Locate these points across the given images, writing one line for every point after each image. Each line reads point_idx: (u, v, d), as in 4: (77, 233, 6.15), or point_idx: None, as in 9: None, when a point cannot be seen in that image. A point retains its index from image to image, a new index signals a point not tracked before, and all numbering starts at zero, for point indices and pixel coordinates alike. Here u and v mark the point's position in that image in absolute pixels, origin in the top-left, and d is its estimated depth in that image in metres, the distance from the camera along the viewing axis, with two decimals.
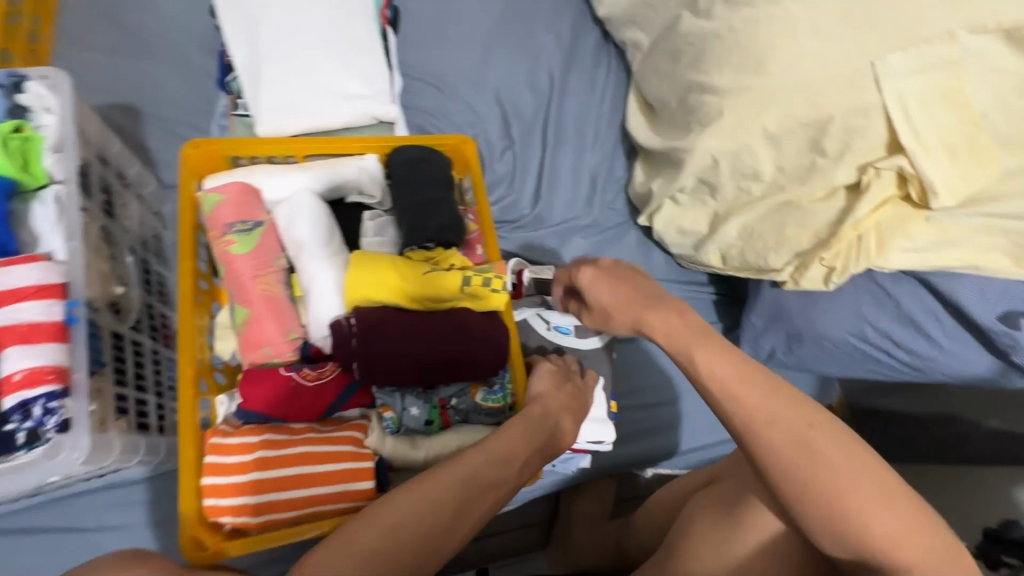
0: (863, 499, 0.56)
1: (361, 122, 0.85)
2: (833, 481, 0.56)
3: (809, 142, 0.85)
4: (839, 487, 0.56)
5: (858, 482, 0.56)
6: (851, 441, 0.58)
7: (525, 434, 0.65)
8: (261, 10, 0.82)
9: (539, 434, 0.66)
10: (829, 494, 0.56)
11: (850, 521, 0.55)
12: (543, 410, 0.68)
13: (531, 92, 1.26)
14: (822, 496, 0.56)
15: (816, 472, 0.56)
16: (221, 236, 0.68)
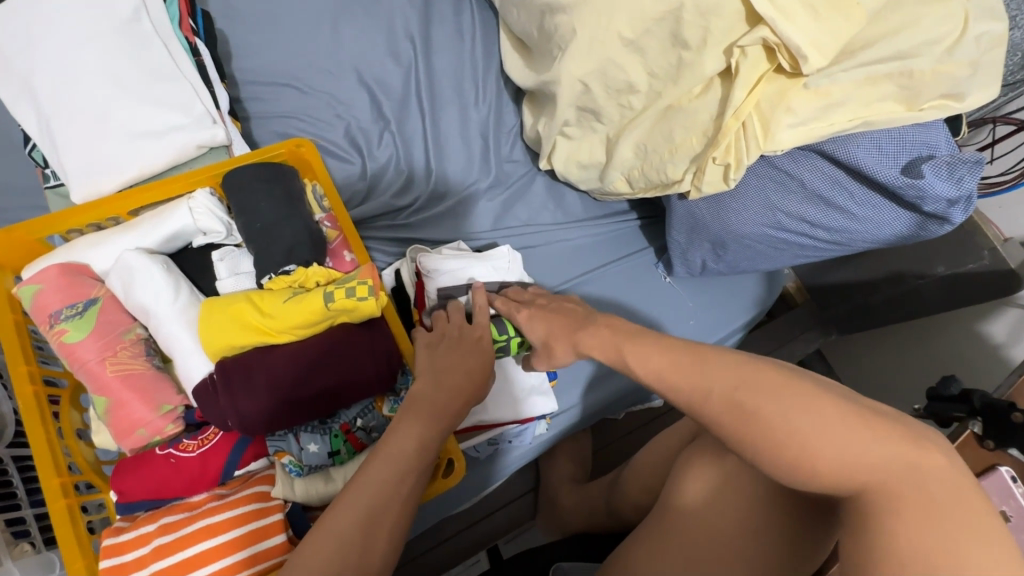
0: (795, 416, 0.48)
1: (189, 154, 0.77)
2: (770, 414, 0.49)
3: (670, 37, 0.77)
4: (773, 415, 0.49)
5: (794, 401, 0.49)
6: (765, 366, 0.53)
7: (413, 427, 0.59)
8: (33, 65, 0.73)
9: (428, 421, 0.60)
10: (776, 428, 0.48)
11: (801, 447, 0.47)
12: (422, 394, 0.62)
13: (394, 60, 1.16)
14: (770, 431, 0.48)
15: (748, 407, 0.50)
16: (52, 327, 0.62)
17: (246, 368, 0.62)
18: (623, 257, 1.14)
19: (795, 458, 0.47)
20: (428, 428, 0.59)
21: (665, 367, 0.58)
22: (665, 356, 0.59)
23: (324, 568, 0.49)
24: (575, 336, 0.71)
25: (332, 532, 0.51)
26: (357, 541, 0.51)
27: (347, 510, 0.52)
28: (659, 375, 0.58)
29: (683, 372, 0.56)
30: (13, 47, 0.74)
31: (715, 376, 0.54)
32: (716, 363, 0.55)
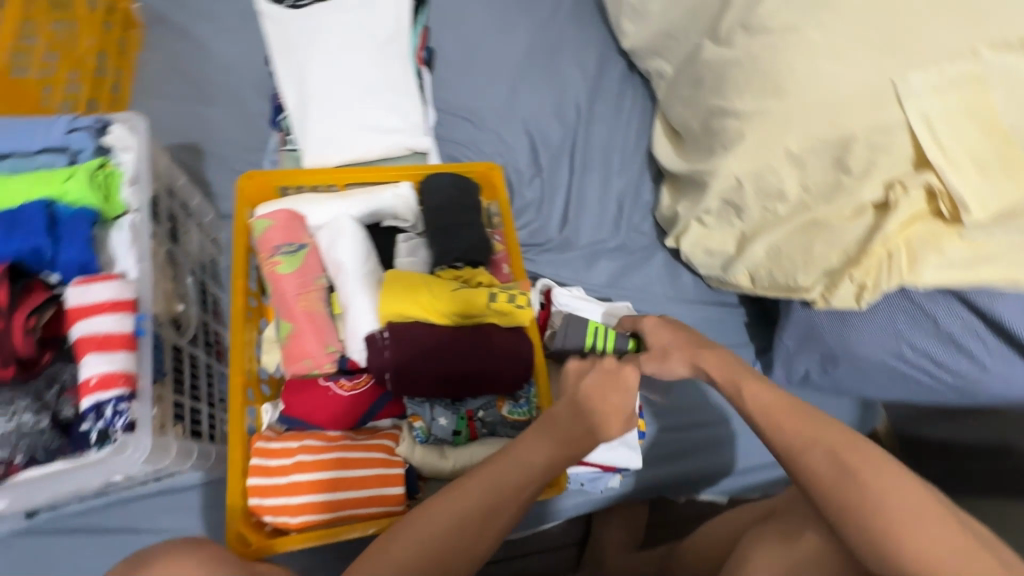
0: (890, 497, 0.54)
1: (397, 153, 0.93)
2: (857, 482, 0.56)
3: (833, 161, 0.85)
4: (862, 486, 0.56)
5: (886, 480, 0.56)
6: (872, 447, 0.59)
7: (543, 440, 0.63)
8: (309, 57, 0.92)
9: (558, 439, 0.63)
10: (851, 484, 0.57)
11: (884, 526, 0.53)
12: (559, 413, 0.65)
13: (558, 120, 1.32)
14: (848, 487, 0.57)
15: (833, 470, 0.58)
16: (270, 257, 0.74)
17: (418, 329, 0.71)
18: (723, 347, 1.17)
19: (879, 531, 0.53)
20: (558, 446, 0.63)
21: (775, 410, 0.65)
22: (787, 414, 0.64)
23: (446, 533, 0.57)
24: (698, 355, 0.75)
25: (458, 504, 0.59)
26: (477, 519, 0.59)
27: (475, 492, 0.60)
28: (767, 411, 0.65)
29: (785, 416, 0.64)
30: (298, 40, 0.93)
31: (818, 432, 0.61)
32: (826, 423, 0.62)
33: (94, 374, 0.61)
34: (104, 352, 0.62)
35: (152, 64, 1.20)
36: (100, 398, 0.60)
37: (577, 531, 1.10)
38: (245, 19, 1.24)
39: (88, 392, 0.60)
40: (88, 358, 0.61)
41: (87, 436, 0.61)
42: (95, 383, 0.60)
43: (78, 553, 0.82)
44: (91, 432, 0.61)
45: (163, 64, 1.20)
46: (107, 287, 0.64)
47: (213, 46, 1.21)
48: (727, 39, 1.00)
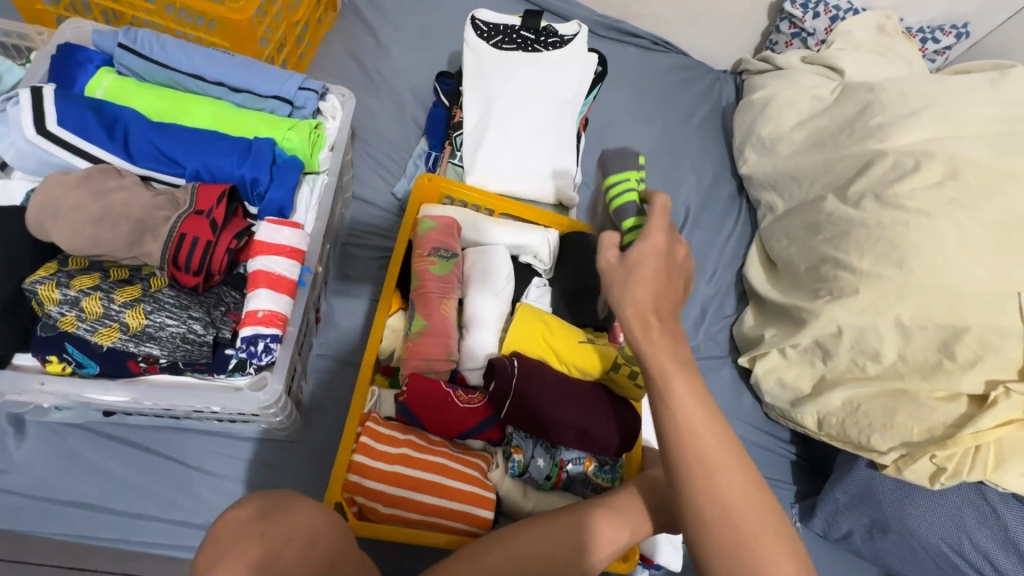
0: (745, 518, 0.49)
1: (547, 200, 0.99)
2: (704, 449, 0.50)
3: (939, 343, 0.92)
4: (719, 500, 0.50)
5: (741, 488, 0.50)
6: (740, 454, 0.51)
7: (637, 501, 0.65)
8: (498, 92, 1.01)
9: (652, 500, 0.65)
10: (696, 459, 0.50)
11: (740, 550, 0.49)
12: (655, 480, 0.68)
13: (667, 216, 1.42)
14: (690, 458, 0.50)
15: (692, 473, 0.51)
16: (426, 255, 0.79)
17: (540, 372, 0.72)
18: (767, 480, 1.16)
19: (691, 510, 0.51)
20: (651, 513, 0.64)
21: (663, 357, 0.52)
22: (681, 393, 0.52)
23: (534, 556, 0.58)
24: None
25: (546, 538, 0.59)
26: (561, 560, 0.59)
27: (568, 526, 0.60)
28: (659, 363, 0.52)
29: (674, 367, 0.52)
30: (494, 75, 1.02)
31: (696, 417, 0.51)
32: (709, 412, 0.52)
33: (261, 309, 0.65)
34: (274, 292, 0.66)
35: (336, 48, 1.31)
36: (259, 331, 0.65)
37: None
38: (428, 38, 1.37)
39: (252, 322, 0.65)
40: (259, 292, 0.66)
41: (228, 360, 0.67)
42: (261, 317, 0.65)
43: (119, 465, 0.81)
44: (233, 358, 0.67)
45: (345, 51, 1.31)
46: (294, 234, 0.70)
47: (394, 53, 1.33)
48: (855, 202, 1.09)
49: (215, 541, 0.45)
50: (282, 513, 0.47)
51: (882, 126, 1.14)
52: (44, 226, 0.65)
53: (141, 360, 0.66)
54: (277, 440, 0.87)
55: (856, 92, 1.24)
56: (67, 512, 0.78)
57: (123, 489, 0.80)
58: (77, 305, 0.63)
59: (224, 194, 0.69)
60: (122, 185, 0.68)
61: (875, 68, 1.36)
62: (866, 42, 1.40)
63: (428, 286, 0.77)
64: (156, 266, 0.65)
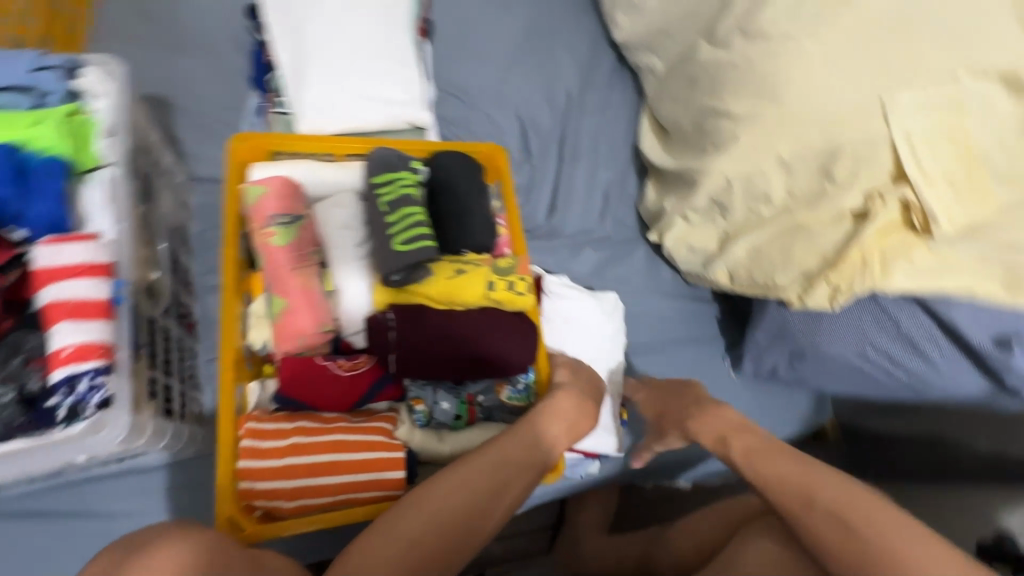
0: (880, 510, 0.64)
1: (396, 126, 0.89)
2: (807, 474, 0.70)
3: (819, 169, 0.91)
4: (830, 496, 0.66)
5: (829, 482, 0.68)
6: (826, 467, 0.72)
7: (550, 423, 0.66)
8: (304, 12, 0.85)
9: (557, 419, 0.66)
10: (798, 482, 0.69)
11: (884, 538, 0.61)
12: (567, 402, 0.69)
13: (549, 107, 1.32)
14: (793, 484, 0.69)
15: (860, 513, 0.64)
16: (263, 227, 0.69)
17: (425, 324, 0.68)
18: (697, 341, 1.21)
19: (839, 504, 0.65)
20: (562, 432, 0.66)
21: (776, 472, 0.72)
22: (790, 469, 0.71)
23: (454, 509, 0.55)
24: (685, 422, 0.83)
25: (463, 481, 0.57)
26: (486, 496, 0.57)
27: (482, 467, 0.59)
28: (766, 478, 0.72)
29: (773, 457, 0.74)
30: None
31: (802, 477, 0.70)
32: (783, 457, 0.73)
33: (68, 344, 0.55)
34: (78, 321, 0.56)
35: (109, 2, 1.07)
36: (74, 370, 0.55)
37: (551, 513, 1.11)
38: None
39: (61, 364, 0.55)
40: (59, 327, 0.56)
41: (54, 412, 0.56)
42: (70, 354, 0.55)
43: (22, 539, 0.75)
44: (59, 409, 0.55)
45: (122, 3, 1.07)
46: (81, 248, 0.58)
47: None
48: (725, 41, 1.02)
49: None
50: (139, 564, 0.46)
51: None
52: None
53: None
54: (191, 458, 0.82)
55: None
56: None
57: (36, 560, 0.75)
58: None
59: None
60: None
61: None
62: None
63: (279, 262, 0.69)
64: None
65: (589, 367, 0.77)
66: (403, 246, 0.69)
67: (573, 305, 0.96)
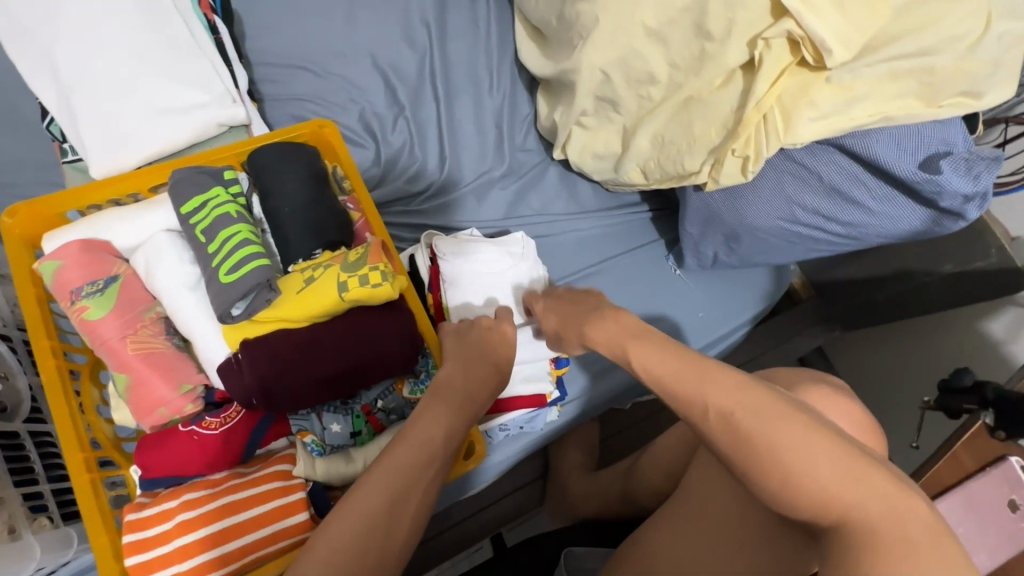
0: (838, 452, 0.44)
1: (208, 133, 0.78)
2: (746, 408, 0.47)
3: (693, 28, 0.78)
4: (787, 441, 0.44)
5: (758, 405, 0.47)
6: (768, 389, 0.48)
7: (442, 408, 0.59)
8: (52, 37, 0.73)
9: (453, 403, 0.60)
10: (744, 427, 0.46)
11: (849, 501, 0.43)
12: (451, 378, 0.62)
13: (409, 45, 1.13)
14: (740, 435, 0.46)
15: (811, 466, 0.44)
16: (73, 303, 0.61)
17: (282, 352, 0.61)
18: (635, 249, 1.14)
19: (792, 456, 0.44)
20: (457, 411, 0.60)
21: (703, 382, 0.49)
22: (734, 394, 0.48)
23: (349, 546, 0.49)
24: (586, 327, 0.63)
25: (355, 510, 0.51)
26: (383, 518, 0.51)
27: (374, 487, 0.53)
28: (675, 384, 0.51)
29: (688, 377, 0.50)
30: (34, 18, 0.72)
31: (723, 391, 0.48)
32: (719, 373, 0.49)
33: None
34: None
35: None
36: None
37: (536, 465, 1.11)
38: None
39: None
40: None
41: None
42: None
43: None
44: None
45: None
46: None
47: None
48: None
49: None
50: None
51: None
52: None
53: None
54: None
55: None
56: None
57: None
58: None
59: None
60: None
61: None
62: None
63: (107, 336, 0.61)
64: None
65: (482, 317, 0.70)
66: (230, 275, 0.62)
67: (474, 260, 0.87)
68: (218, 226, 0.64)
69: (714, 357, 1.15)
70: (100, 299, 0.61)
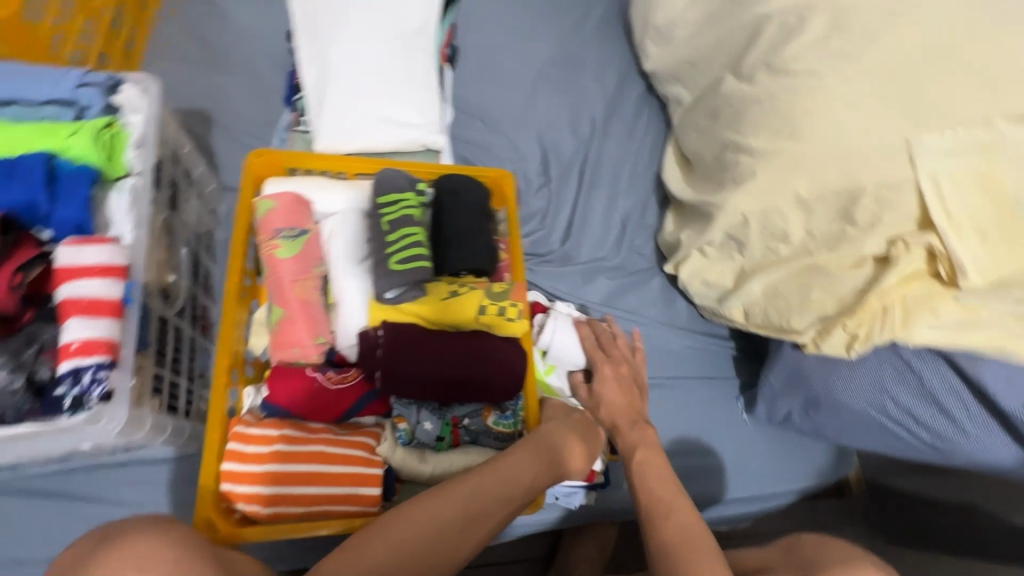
0: None
1: (410, 148, 0.92)
2: (684, 537, 0.60)
3: (840, 211, 0.87)
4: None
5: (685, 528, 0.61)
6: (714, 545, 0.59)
7: (536, 456, 0.65)
8: (332, 42, 0.91)
9: (545, 458, 0.66)
10: (674, 538, 0.60)
11: None
12: (548, 435, 0.69)
13: (572, 134, 1.30)
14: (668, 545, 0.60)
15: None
16: (270, 239, 0.73)
17: (413, 341, 0.69)
18: (709, 378, 1.17)
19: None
20: (547, 467, 0.65)
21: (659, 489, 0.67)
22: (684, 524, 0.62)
23: (424, 534, 0.55)
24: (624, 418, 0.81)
25: (441, 505, 0.57)
26: (459, 525, 0.57)
27: (460, 495, 0.58)
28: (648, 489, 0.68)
29: (662, 488, 0.67)
30: (327, 25, 0.92)
31: (674, 517, 0.63)
32: (683, 510, 0.64)
33: (76, 339, 0.58)
34: (89, 318, 0.59)
35: (161, 17, 1.14)
36: (79, 364, 0.58)
37: (544, 545, 1.10)
38: None
39: (67, 357, 0.58)
40: (71, 322, 0.59)
41: (59, 402, 0.59)
42: (75, 349, 0.58)
43: (42, 516, 0.81)
44: (64, 398, 0.58)
45: (171, 19, 1.14)
46: (102, 249, 0.63)
47: (227, 11, 1.15)
48: (750, 76, 1.00)
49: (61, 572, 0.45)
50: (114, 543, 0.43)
51: None
52: None
53: None
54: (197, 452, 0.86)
55: None
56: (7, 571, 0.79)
57: (54, 538, 0.80)
58: None
59: None
60: None
61: None
62: None
63: (282, 274, 0.72)
64: None
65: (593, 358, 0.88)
66: (399, 265, 0.71)
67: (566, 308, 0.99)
68: (402, 224, 0.75)
69: (752, 515, 1.12)
70: (290, 245, 0.73)
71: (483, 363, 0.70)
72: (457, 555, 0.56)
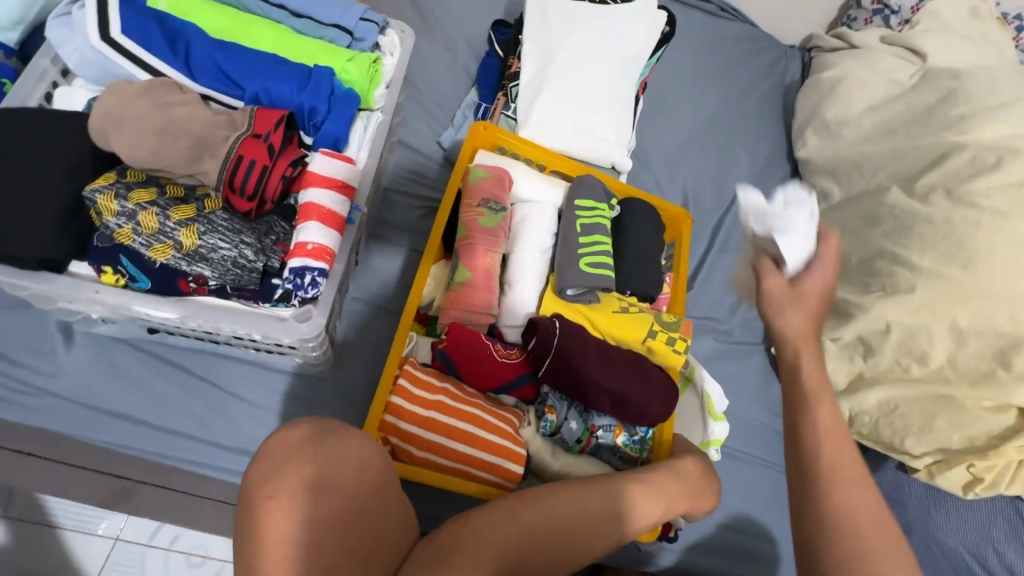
0: None
1: (599, 161, 0.95)
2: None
3: (995, 352, 0.89)
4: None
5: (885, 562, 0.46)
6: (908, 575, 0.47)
7: (669, 484, 0.67)
8: (560, 46, 0.97)
9: (677, 489, 0.67)
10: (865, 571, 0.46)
11: None
12: (681, 468, 0.70)
13: (715, 192, 1.31)
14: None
15: None
16: (475, 206, 0.77)
17: (585, 342, 0.71)
18: None
19: None
20: (678, 498, 0.67)
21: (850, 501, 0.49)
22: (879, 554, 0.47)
23: (567, 520, 0.58)
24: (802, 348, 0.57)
25: (584, 500, 0.60)
26: (597, 523, 0.59)
27: (601, 496, 0.61)
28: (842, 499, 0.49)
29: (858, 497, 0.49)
30: (558, 30, 0.98)
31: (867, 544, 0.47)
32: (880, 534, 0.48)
33: (312, 242, 0.70)
34: (325, 227, 0.71)
35: None
36: (308, 264, 0.70)
37: None
38: None
39: (301, 254, 0.70)
40: (311, 226, 0.70)
41: (273, 290, 0.71)
42: (310, 250, 0.70)
43: (159, 384, 0.84)
44: (284, 286, 0.70)
45: None
46: (347, 171, 0.75)
47: None
48: (923, 195, 1.02)
49: (270, 454, 0.51)
50: (330, 437, 0.52)
51: (963, 117, 1.05)
52: (107, 134, 0.68)
53: (191, 280, 0.69)
54: (312, 374, 0.87)
55: (938, 78, 1.13)
56: (108, 421, 0.81)
57: (168, 406, 0.83)
58: (134, 218, 0.67)
59: (281, 120, 0.74)
60: (186, 102, 0.72)
61: (963, 55, 1.23)
62: (955, 24, 1.27)
63: (475, 241, 0.76)
64: (212, 186, 0.70)
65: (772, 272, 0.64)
66: (588, 267, 0.75)
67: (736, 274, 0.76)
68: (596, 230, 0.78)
69: None
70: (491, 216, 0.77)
71: (641, 387, 0.71)
72: (592, 550, 0.59)
